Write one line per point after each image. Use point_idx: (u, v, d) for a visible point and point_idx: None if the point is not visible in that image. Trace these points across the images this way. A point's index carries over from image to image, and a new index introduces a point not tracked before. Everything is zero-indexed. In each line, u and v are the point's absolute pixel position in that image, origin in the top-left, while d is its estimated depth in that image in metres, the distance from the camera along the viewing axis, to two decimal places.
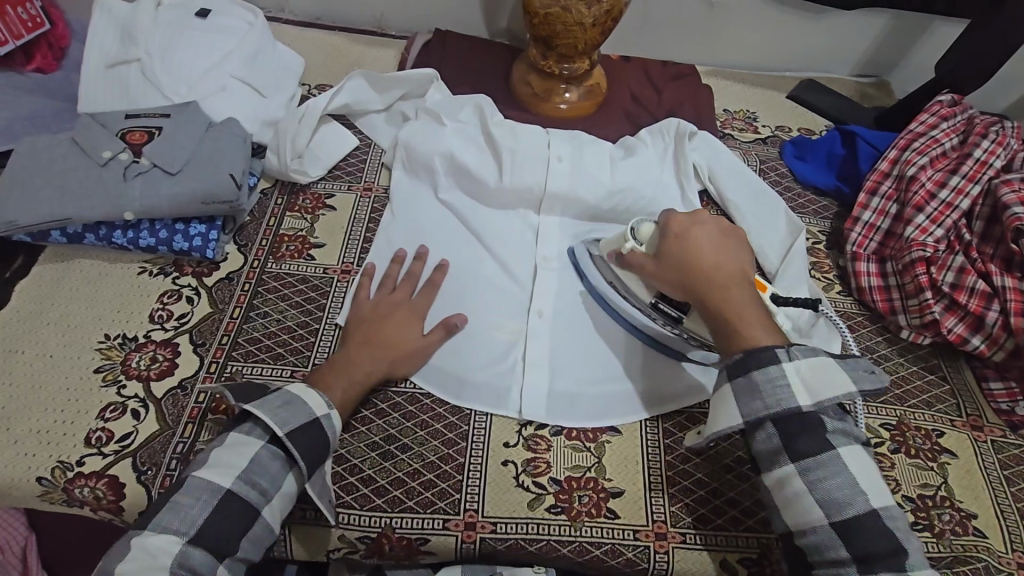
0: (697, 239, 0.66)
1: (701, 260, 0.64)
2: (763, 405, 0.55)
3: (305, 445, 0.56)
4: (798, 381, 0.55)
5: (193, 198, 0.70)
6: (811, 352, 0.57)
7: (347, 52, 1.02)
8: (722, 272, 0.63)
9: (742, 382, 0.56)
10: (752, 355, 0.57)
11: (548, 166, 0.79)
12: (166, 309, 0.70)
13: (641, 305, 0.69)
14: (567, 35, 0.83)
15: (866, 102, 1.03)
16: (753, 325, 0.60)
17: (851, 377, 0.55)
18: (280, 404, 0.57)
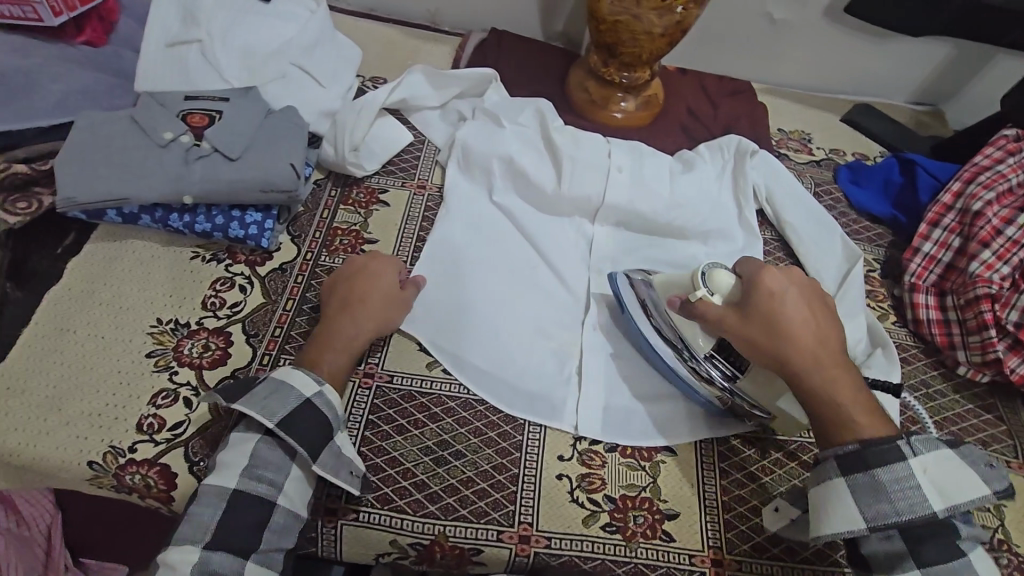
0: (785, 303, 0.60)
1: (789, 326, 0.59)
2: (893, 511, 0.52)
3: (303, 430, 0.55)
4: (930, 484, 0.52)
5: (253, 186, 0.69)
6: (935, 446, 0.54)
7: (401, 46, 1.01)
8: (813, 340, 0.59)
9: (864, 481, 0.53)
10: (870, 447, 0.54)
11: (608, 176, 0.78)
12: (218, 296, 0.69)
13: (688, 358, 0.65)
14: (634, 44, 0.82)
15: (921, 131, 1.02)
16: (852, 404, 0.56)
17: (981, 475, 0.53)
18: (264, 394, 0.56)
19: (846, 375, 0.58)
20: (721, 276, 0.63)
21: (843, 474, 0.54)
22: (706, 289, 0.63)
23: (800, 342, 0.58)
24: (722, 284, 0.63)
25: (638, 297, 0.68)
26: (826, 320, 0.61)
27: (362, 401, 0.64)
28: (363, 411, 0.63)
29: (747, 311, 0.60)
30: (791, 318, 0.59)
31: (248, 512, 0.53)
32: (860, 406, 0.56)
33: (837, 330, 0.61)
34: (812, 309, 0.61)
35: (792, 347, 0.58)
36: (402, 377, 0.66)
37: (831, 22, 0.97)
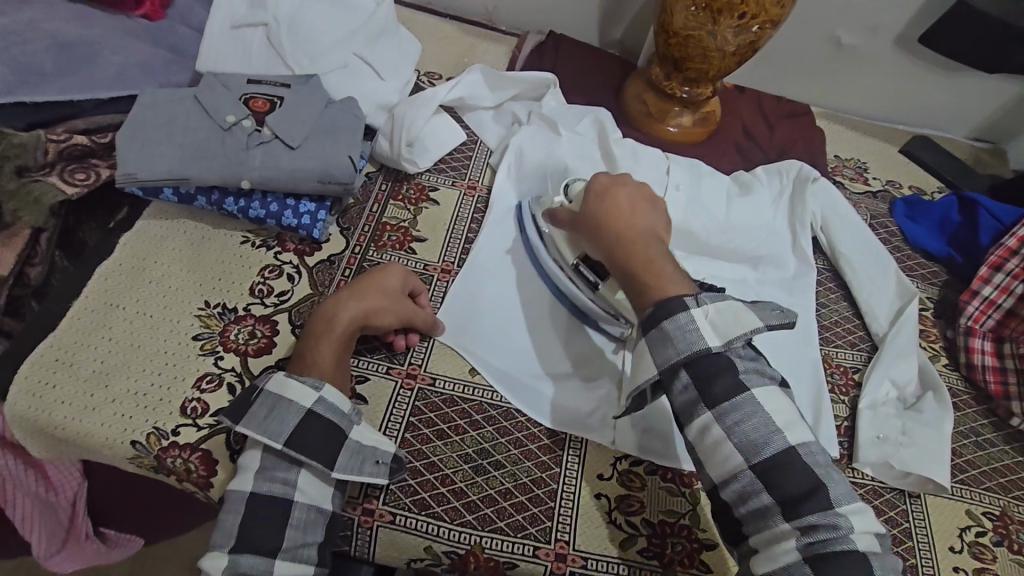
0: (616, 196, 0.64)
1: (619, 212, 0.63)
2: (675, 353, 0.53)
3: (309, 441, 0.55)
4: (711, 327, 0.53)
5: (311, 176, 0.69)
6: (720, 297, 0.54)
7: (457, 42, 1.00)
8: (626, 222, 0.62)
9: (653, 332, 0.55)
10: (661, 305, 0.55)
11: (665, 193, 0.77)
12: (266, 283, 0.69)
13: (565, 268, 0.69)
14: (702, 60, 0.82)
15: (979, 168, 1.00)
16: (665, 276, 0.58)
17: (759, 316, 0.54)
18: (265, 413, 0.55)
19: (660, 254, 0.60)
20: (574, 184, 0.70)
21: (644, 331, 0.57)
22: (565, 195, 0.71)
23: (614, 222, 0.62)
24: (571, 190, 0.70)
25: (532, 212, 0.74)
26: (647, 215, 0.63)
27: (404, 402, 0.63)
28: (405, 413, 0.62)
29: (593, 200, 0.64)
30: (592, 201, 0.64)
31: (291, 504, 0.53)
32: (674, 278, 0.58)
33: (661, 225, 0.63)
34: (644, 204, 0.64)
35: (605, 225, 0.62)
36: (444, 381, 0.65)
37: (900, 51, 0.95)
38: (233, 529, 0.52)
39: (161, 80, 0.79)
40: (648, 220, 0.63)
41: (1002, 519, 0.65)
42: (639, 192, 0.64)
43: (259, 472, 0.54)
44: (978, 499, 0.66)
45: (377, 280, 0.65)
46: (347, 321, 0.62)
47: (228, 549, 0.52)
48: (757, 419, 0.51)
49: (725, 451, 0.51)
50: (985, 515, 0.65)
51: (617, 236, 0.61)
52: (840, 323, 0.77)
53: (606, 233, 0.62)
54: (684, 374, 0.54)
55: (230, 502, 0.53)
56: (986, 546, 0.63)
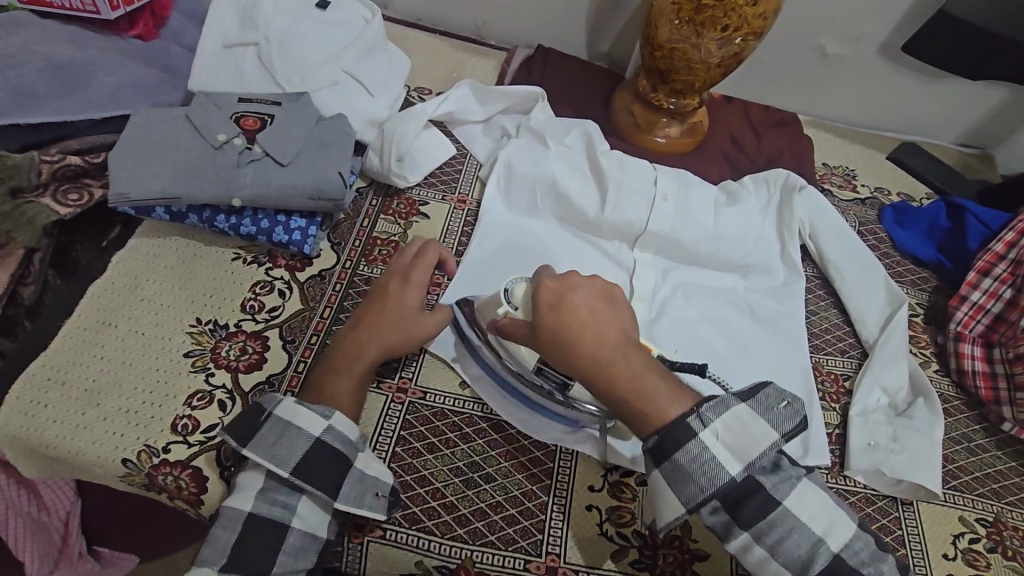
0: (573, 308, 0.58)
1: (582, 328, 0.57)
2: (699, 490, 0.52)
3: (316, 467, 0.55)
4: (728, 451, 0.53)
5: (302, 193, 0.70)
6: (724, 407, 0.54)
7: (448, 57, 1.02)
8: (594, 339, 0.56)
9: (671, 468, 0.53)
10: (669, 434, 0.53)
11: (653, 204, 0.78)
12: (258, 299, 0.69)
13: (525, 372, 0.63)
14: (687, 72, 0.83)
15: (968, 173, 1.00)
16: (656, 395, 0.55)
17: (768, 422, 0.54)
18: (273, 438, 0.56)
19: (642, 366, 0.56)
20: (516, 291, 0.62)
21: (657, 466, 0.54)
22: (509, 303, 0.62)
23: (584, 343, 0.56)
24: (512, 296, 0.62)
25: (468, 314, 0.67)
26: (609, 322, 0.58)
27: (395, 416, 0.63)
28: (396, 426, 0.63)
29: (547, 314, 0.58)
30: (546, 316, 0.58)
31: (286, 529, 0.54)
32: (661, 391, 0.55)
33: (628, 326, 0.58)
34: (603, 309, 0.58)
35: (573, 349, 0.56)
36: (434, 394, 0.65)
37: (884, 59, 0.96)
38: (224, 547, 0.52)
39: (154, 99, 0.80)
40: (615, 324, 0.58)
41: (996, 525, 0.65)
42: (594, 297, 0.59)
43: (260, 493, 0.54)
44: (971, 505, 0.66)
45: (410, 289, 0.66)
46: (386, 326, 0.64)
47: (219, 568, 0.51)
48: (797, 534, 0.52)
49: (773, 571, 0.52)
50: (978, 522, 0.65)
51: (589, 360, 0.56)
52: (830, 330, 0.78)
53: (574, 351, 0.56)
54: (712, 502, 0.53)
55: (224, 516, 0.53)
56: (980, 552, 0.63)
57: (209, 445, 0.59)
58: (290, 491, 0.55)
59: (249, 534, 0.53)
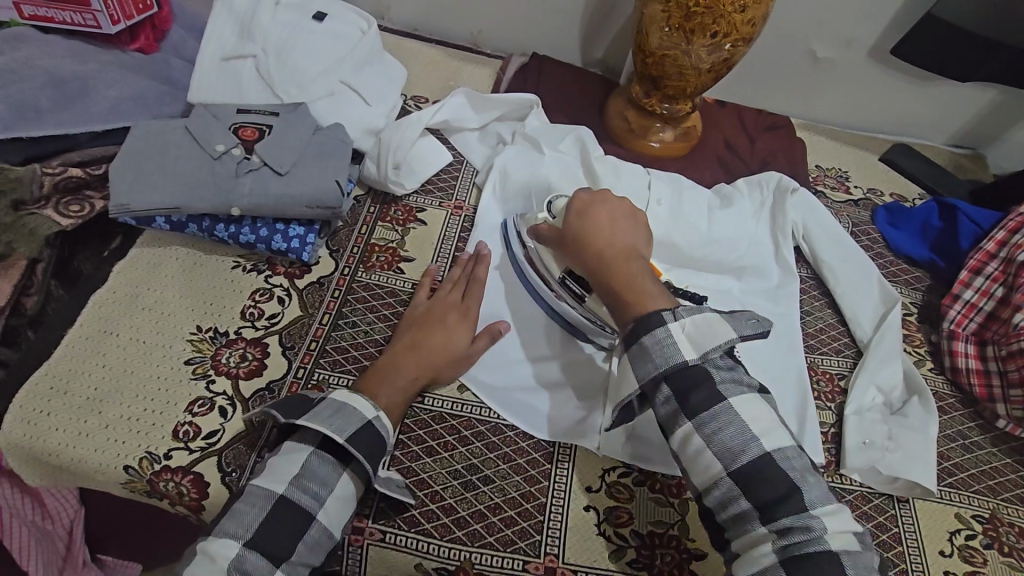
0: (596, 214, 0.67)
1: (599, 230, 0.66)
2: (655, 368, 0.54)
3: (364, 450, 0.55)
4: (686, 339, 0.54)
5: (300, 201, 0.71)
6: (696, 309, 0.56)
7: (444, 66, 1.03)
8: (607, 240, 0.65)
9: (636, 348, 0.56)
10: (640, 320, 0.57)
11: (647, 207, 0.79)
12: (257, 307, 0.70)
13: (551, 280, 0.71)
14: (679, 77, 0.84)
15: (960, 173, 1.01)
16: (649, 292, 0.60)
17: (733, 326, 0.55)
18: (329, 413, 0.56)
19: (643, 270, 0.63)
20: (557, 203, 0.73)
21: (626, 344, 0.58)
22: (548, 212, 0.73)
23: (596, 240, 0.65)
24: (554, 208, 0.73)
25: (517, 232, 0.75)
26: (622, 236, 0.66)
27: None
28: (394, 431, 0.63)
29: (574, 220, 0.68)
30: (573, 218, 0.68)
31: (311, 520, 0.52)
32: (651, 291, 0.61)
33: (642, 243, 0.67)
34: (624, 222, 0.68)
35: (586, 244, 0.65)
36: (433, 398, 0.66)
37: (874, 62, 0.97)
38: (246, 524, 0.51)
39: (155, 111, 0.82)
40: (632, 237, 0.67)
41: (992, 522, 0.65)
42: (620, 211, 0.68)
43: (295, 479, 0.53)
44: (967, 502, 0.66)
45: (474, 308, 0.70)
46: (434, 343, 0.66)
47: (244, 541, 0.50)
48: (737, 428, 0.52)
49: (707, 461, 0.52)
50: (975, 518, 0.65)
51: (598, 254, 0.64)
52: (825, 330, 0.78)
53: (588, 249, 0.65)
54: (664, 385, 0.54)
55: (253, 494, 0.53)
56: (977, 549, 0.63)
57: (210, 452, 0.59)
58: (325, 481, 0.54)
59: (269, 522, 0.52)
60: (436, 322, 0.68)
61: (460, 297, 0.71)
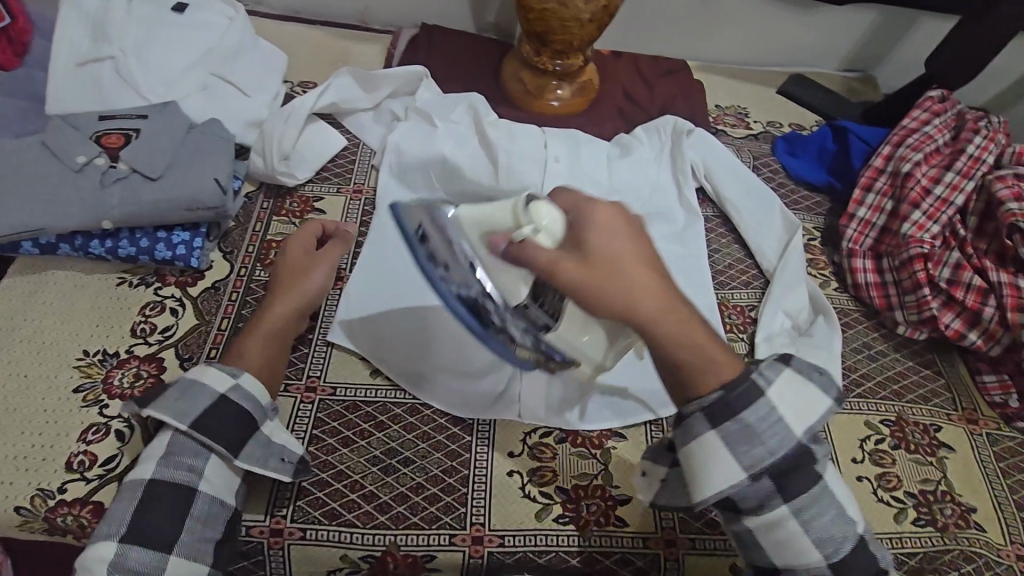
0: (603, 236, 0.47)
1: (608, 263, 0.46)
2: (767, 451, 0.47)
3: (221, 427, 0.53)
4: (789, 418, 0.47)
5: (177, 205, 0.67)
6: (780, 369, 0.48)
7: (330, 47, 0.99)
8: (648, 297, 0.46)
9: (734, 429, 0.46)
10: (735, 391, 0.47)
11: (545, 167, 0.78)
12: (148, 321, 0.66)
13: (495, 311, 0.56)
14: (563, 31, 0.83)
15: (854, 97, 1.04)
16: (703, 344, 0.47)
17: (816, 387, 0.49)
18: (174, 396, 0.53)
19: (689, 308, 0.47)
20: (542, 209, 0.49)
21: (712, 428, 0.46)
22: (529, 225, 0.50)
23: (621, 276, 0.45)
24: (507, 217, 0.51)
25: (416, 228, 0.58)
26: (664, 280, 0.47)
27: (305, 416, 0.62)
28: (307, 427, 0.61)
29: (601, 239, 0.47)
30: (552, 258, 0.46)
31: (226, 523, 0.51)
32: (699, 359, 0.46)
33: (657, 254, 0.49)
34: (636, 233, 0.48)
35: (616, 283, 0.45)
36: (345, 388, 0.65)
37: None
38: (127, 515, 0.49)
39: (14, 131, 0.76)
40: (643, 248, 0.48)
41: (899, 423, 0.68)
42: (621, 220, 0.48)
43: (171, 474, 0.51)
44: (875, 408, 0.69)
45: (318, 265, 0.67)
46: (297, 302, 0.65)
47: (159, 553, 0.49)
48: None
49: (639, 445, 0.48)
50: (883, 423, 0.68)
51: (633, 304, 0.45)
52: (733, 265, 0.80)
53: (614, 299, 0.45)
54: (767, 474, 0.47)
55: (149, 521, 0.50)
56: (886, 451, 0.66)
57: (110, 477, 0.57)
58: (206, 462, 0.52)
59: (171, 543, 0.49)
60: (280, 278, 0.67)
61: (297, 252, 0.69)
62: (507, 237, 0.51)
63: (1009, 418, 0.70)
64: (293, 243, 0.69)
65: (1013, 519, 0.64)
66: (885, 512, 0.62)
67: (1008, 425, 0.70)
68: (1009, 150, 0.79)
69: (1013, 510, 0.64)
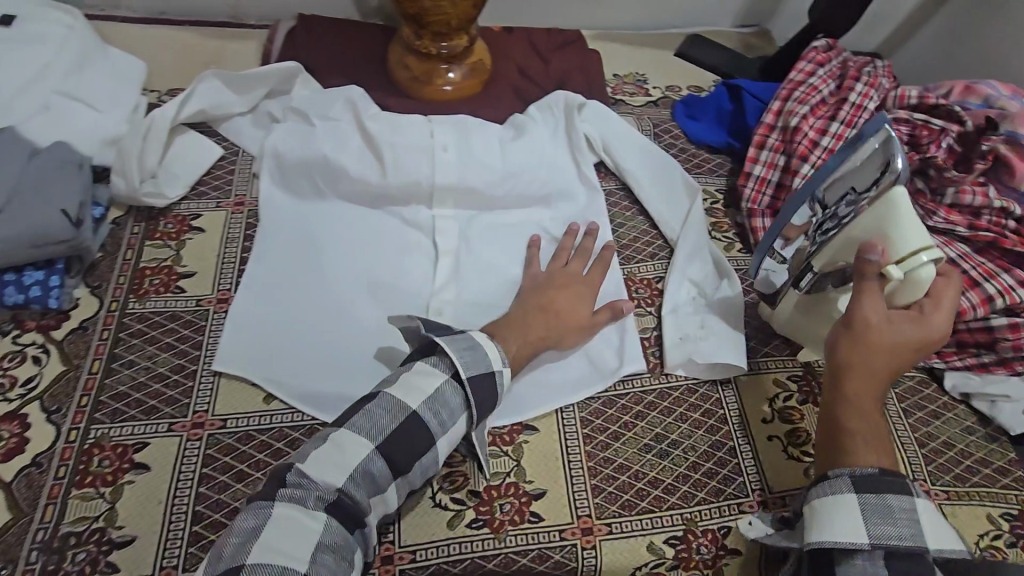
0: (895, 318, 0.55)
1: (875, 339, 0.54)
2: (896, 534, 0.47)
3: (477, 393, 0.56)
4: (926, 529, 0.47)
5: (20, 243, 0.61)
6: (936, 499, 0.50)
7: (199, 48, 0.91)
8: (863, 376, 0.53)
9: (875, 503, 0.47)
10: (887, 479, 0.48)
11: (433, 157, 0.74)
12: (7, 375, 0.60)
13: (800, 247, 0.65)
14: (437, 10, 0.82)
15: (751, 53, 1.03)
16: (875, 450, 0.51)
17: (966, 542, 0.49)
18: (464, 346, 0.57)
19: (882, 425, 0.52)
20: (925, 262, 0.55)
21: (856, 489, 0.48)
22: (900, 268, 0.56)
23: (870, 356, 0.53)
24: (903, 248, 0.56)
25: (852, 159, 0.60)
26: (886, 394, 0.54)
27: (193, 455, 0.58)
28: (196, 465, 0.58)
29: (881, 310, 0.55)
30: (884, 321, 0.54)
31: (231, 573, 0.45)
32: (875, 438, 0.51)
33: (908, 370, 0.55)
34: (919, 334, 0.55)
35: (855, 346, 0.54)
36: (236, 419, 0.61)
37: None
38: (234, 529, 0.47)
39: None
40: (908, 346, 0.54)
41: (806, 378, 0.69)
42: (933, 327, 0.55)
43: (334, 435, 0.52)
44: (782, 366, 0.70)
45: (583, 308, 0.67)
46: (557, 318, 0.65)
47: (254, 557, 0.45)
48: None
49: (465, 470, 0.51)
50: (791, 379, 0.69)
51: (866, 372, 0.53)
52: (639, 239, 0.79)
53: (852, 350, 0.54)
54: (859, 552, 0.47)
55: None
56: (795, 408, 0.67)
57: None
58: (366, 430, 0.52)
59: None
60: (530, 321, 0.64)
61: (573, 305, 0.67)
62: (882, 251, 0.56)
63: None
64: (558, 289, 0.68)
65: (918, 457, 0.65)
66: (796, 469, 0.63)
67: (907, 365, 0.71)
68: (891, 94, 0.81)
69: (916, 448, 0.65)
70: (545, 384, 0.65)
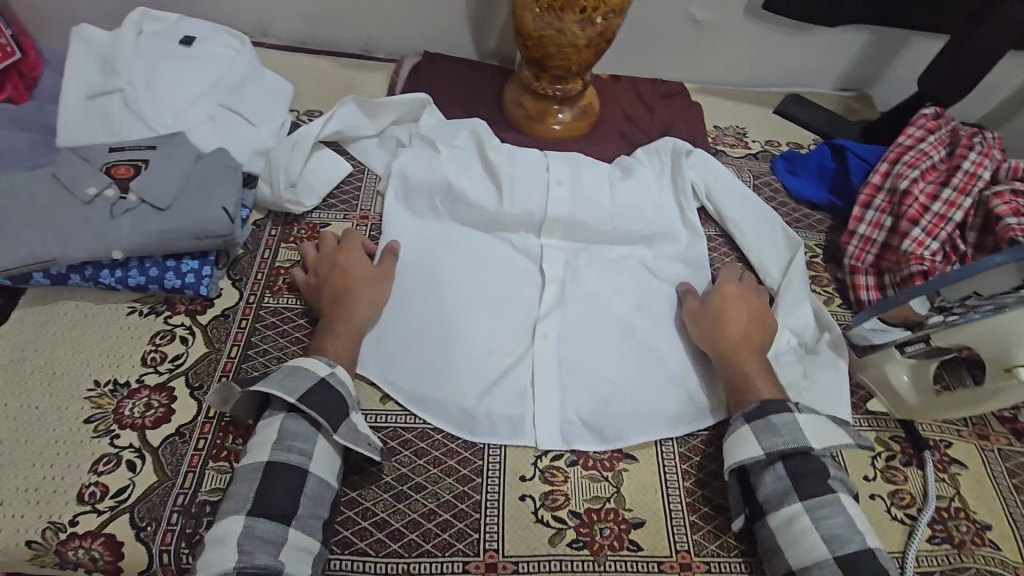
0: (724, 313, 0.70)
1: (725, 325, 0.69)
2: (783, 442, 0.57)
3: (321, 405, 0.56)
4: (807, 432, 0.58)
5: (184, 234, 0.68)
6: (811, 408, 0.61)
7: (334, 76, 1.01)
8: (734, 350, 0.67)
9: (761, 424, 0.59)
10: (767, 404, 0.60)
11: (547, 190, 0.79)
12: (159, 351, 0.67)
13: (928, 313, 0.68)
14: (561, 57, 0.85)
15: (851, 116, 1.06)
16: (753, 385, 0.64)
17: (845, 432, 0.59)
18: (282, 376, 0.57)
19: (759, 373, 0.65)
20: None
21: (747, 422, 0.60)
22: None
23: (726, 337, 0.68)
24: None
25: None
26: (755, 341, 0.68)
27: None
28: None
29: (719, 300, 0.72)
30: (729, 309, 0.70)
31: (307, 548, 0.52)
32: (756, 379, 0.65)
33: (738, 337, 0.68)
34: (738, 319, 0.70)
35: (716, 336, 0.69)
36: None
37: (752, 20, 0.99)
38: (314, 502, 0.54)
39: (28, 164, 0.78)
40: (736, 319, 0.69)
41: (909, 439, 0.68)
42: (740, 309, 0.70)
43: (279, 446, 0.54)
44: (883, 425, 0.69)
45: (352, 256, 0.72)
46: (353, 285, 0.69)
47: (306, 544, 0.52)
48: None
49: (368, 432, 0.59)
50: (893, 439, 0.68)
51: (729, 349, 0.67)
52: None
53: (699, 326, 0.70)
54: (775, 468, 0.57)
55: None
56: (898, 468, 0.66)
57: (121, 510, 0.56)
58: (307, 436, 0.56)
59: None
60: (337, 269, 0.71)
61: (354, 266, 0.71)
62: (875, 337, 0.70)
63: (1019, 433, 0.70)
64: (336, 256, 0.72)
65: None
66: (899, 531, 0.62)
67: (1018, 441, 0.70)
68: (1005, 166, 0.80)
69: None
70: (650, 419, 0.67)
